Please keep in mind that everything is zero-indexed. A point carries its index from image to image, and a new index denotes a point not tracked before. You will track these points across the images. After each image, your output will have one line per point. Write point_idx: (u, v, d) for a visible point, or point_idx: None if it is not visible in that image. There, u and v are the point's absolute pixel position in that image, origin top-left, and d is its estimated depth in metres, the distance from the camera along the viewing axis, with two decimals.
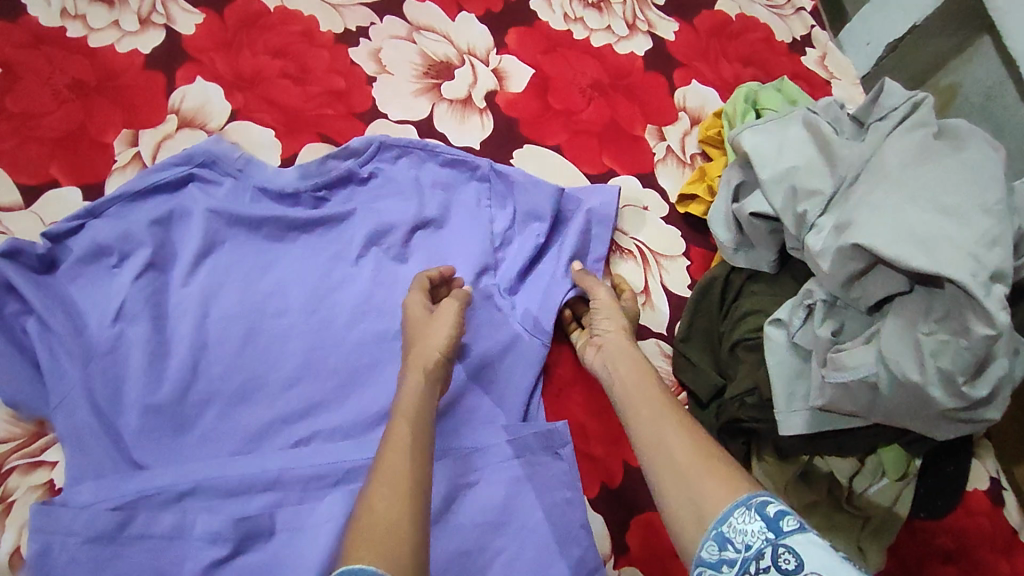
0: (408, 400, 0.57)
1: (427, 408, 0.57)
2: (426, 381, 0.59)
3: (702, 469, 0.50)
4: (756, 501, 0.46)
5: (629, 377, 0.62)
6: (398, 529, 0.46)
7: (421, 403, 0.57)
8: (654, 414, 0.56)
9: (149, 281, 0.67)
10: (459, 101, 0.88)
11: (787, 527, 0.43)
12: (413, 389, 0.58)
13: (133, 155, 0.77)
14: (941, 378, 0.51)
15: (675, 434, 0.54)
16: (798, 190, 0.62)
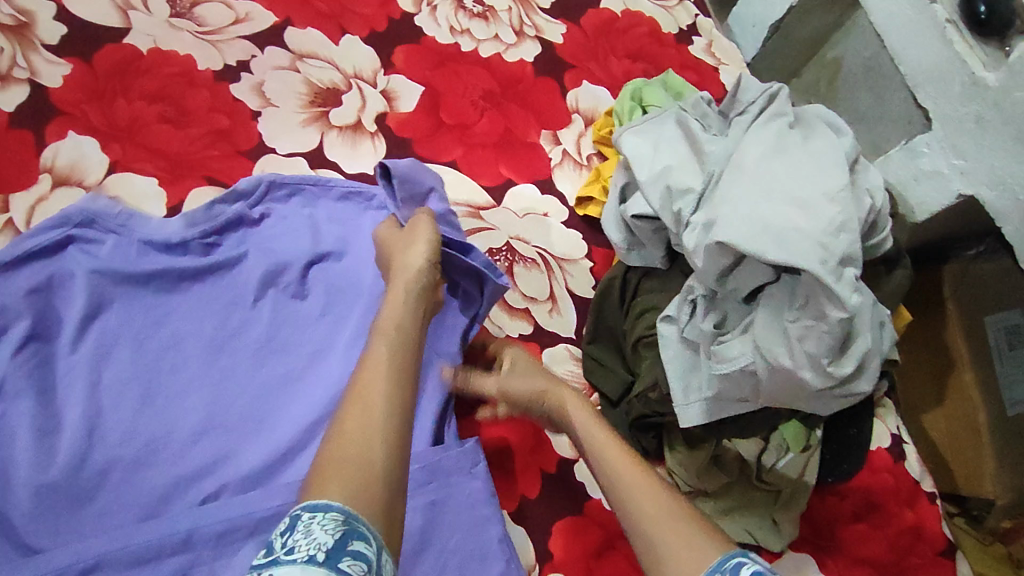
0: (389, 318, 0.58)
1: (408, 322, 0.57)
2: (409, 296, 0.60)
3: (680, 531, 0.47)
4: (733, 565, 0.44)
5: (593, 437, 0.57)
6: (369, 448, 0.45)
7: (401, 319, 0.58)
8: (623, 478, 0.52)
9: (29, 356, 0.66)
10: (348, 127, 0.87)
11: None
12: (398, 300, 0.60)
13: (4, 222, 0.74)
14: (809, 361, 0.53)
15: (645, 497, 0.50)
16: (672, 189, 0.63)
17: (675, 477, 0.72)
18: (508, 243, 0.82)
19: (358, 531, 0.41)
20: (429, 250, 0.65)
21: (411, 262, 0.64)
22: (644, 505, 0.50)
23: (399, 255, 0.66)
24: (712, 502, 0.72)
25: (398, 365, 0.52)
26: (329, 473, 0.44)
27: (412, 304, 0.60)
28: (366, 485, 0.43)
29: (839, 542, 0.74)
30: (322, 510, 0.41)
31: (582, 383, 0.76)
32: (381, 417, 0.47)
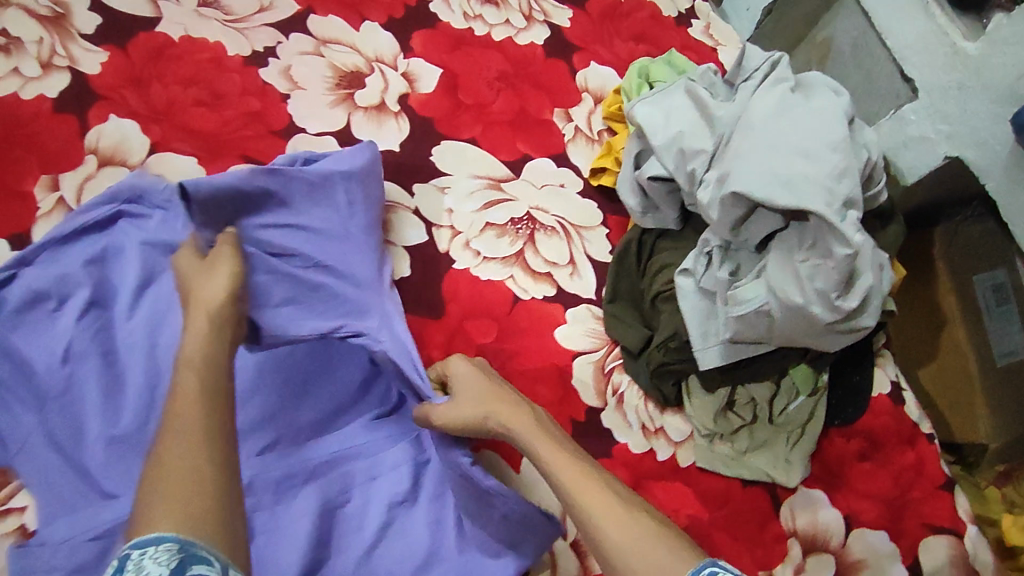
0: (192, 348, 0.54)
1: (217, 352, 0.54)
2: (211, 322, 0.57)
3: (644, 555, 0.47)
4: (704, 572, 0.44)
5: (551, 458, 0.56)
6: (200, 469, 0.43)
7: (208, 349, 0.54)
8: (585, 502, 0.51)
9: (91, 321, 0.72)
10: (373, 107, 0.91)
11: None
12: (198, 334, 0.56)
13: (56, 200, 0.79)
14: (818, 297, 0.59)
15: (612, 523, 0.49)
16: (686, 151, 0.69)
17: (694, 421, 0.78)
18: (528, 213, 0.87)
19: (197, 557, 0.39)
20: (228, 284, 0.62)
21: (213, 296, 0.60)
22: (608, 533, 0.49)
23: (196, 286, 0.62)
24: (729, 444, 0.78)
25: (215, 383, 0.50)
26: (157, 501, 0.41)
27: (217, 332, 0.57)
28: (192, 508, 0.41)
29: (846, 479, 0.80)
30: (153, 544, 0.39)
31: (602, 339, 0.81)
32: (198, 443, 0.45)
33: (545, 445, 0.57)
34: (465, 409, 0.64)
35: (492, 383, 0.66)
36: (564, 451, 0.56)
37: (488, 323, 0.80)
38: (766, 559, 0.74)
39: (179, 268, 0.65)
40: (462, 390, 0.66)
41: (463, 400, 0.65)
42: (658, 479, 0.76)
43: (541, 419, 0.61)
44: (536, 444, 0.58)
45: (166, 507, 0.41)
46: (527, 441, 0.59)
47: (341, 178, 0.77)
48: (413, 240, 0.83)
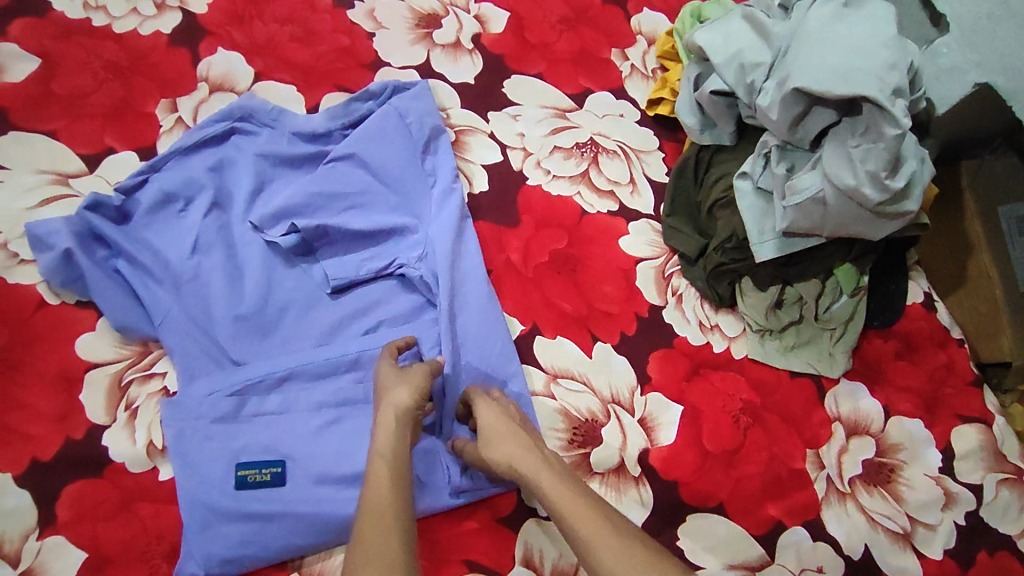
0: (383, 443, 0.64)
1: (401, 449, 0.65)
2: (398, 422, 0.66)
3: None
4: None
5: (553, 492, 0.61)
6: (394, 554, 0.54)
7: (396, 443, 0.65)
8: (585, 534, 0.57)
9: (214, 219, 0.81)
10: (449, 45, 1.00)
11: None
12: (387, 431, 0.66)
13: (175, 119, 0.90)
14: (869, 178, 0.67)
15: (607, 547, 0.55)
16: (745, 65, 0.78)
17: (746, 318, 0.86)
18: (592, 139, 0.96)
19: None
20: (419, 391, 0.69)
21: (402, 400, 0.68)
22: (604, 557, 0.54)
23: (388, 391, 0.69)
24: (779, 340, 0.86)
25: (397, 482, 0.61)
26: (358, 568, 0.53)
27: (403, 430, 0.67)
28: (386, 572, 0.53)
29: (883, 373, 0.88)
30: None
31: (662, 249, 0.90)
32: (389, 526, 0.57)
33: (551, 483, 0.62)
34: (483, 444, 0.69)
35: (511, 423, 0.70)
36: (565, 487, 0.62)
37: (560, 233, 0.89)
38: (812, 440, 0.82)
39: (379, 371, 0.73)
40: (485, 425, 0.70)
41: (486, 438, 0.69)
42: (714, 368, 0.84)
43: (543, 456, 0.66)
44: (540, 478, 0.63)
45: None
46: (530, 472, 0.64)
47: (375, 133, 0.87)
48: (491, 159, 0.93)
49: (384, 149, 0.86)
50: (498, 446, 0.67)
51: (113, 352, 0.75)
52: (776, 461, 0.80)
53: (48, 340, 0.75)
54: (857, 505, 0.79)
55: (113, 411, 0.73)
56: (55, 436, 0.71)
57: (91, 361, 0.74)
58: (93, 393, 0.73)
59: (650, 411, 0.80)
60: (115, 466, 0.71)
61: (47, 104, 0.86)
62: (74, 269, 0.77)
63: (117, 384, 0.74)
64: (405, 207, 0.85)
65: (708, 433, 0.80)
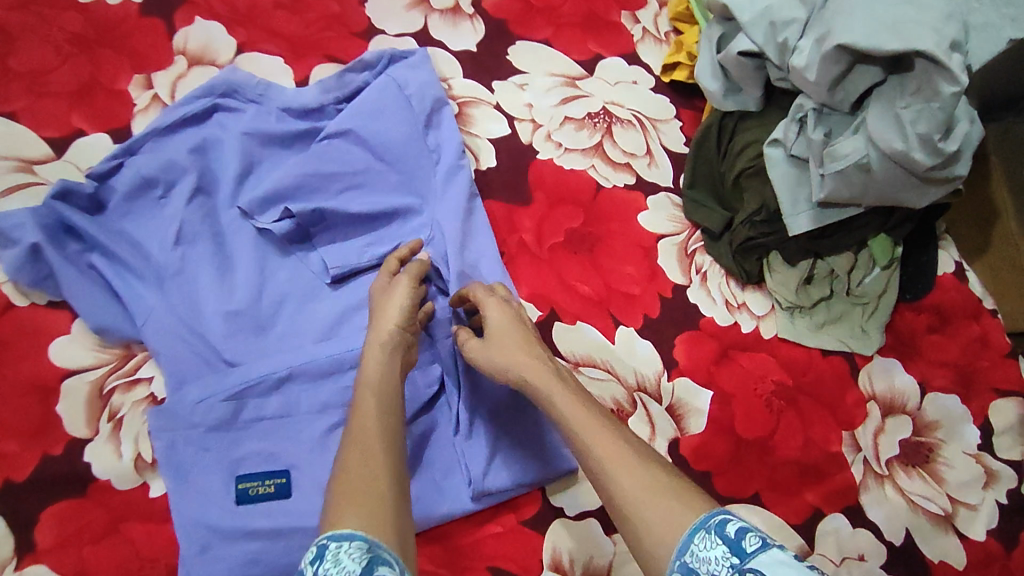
0: (370, 371, 0.60)
1: (391, 376, 0.60)
2: (384, 350, 0.61)
3: (655, 508, 0.49)
4: (716, 523, 0.46)
5: (568, 407, 0.57)
6: (381, 489, 0.50)
7: (385, 369, 0.60)
8: (601, 454, 0.53)
9: (199, 204, 0.74)
10: (448, 10, 0.93)
11: (750, 547, 0.44)
12: (374, 359, 0.61)
13: (151, 97, 0.82)
14: (920, 142, 0.63)
15: (626, 473, 0.52)
16: (776, 23, 0.72)
17: (775, 296, 0.82)
18: (604, 108, 0.91)
19: (380, 555, 0.45)
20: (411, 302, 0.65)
21: (384, 331, 0.63)
22: (624, 483, 0.51)
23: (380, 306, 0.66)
24: (810, 317, 0.82)
25: (388, 418, 0.57)
26: (343, 505, 0.48)
27: (393, 357, 0.62)
28: (378, 513, 0.48)
29: (918, 348, 0.83)
30: (347, 539, 0.45)
31: (683, 224, 0.85)
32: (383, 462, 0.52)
33: (564, 398, 0.58)
34: (489, 347, 0.64)
35: (522, 328, 0.65)
36: (580, 403, 0.57)
37: (575, 211, 0.83)
38: (847, 421, 0.78)
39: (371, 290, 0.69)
40: (492, 327, 0.65)
41: (494, 340, 0.64)
42: (743, 349, 0.79)
43: (556, 369, 0.61)
44: (552, 392, 0.59)
45: (356, 513, 0.47)
46: (541, 383, 0.60)
47: (372, 105, 0.79)
48: (498, 132, 0.87)
49: (383, 122, 0.79)
50: (506, 355, 0.62)
51: (92, 357, 0.69)
52: (812, 445, 0.76)
53: (20, 346, 0.68)
54: (896, 488, 0.76)
55: (95, 423, 0.67)
56: (30, 453, 0.64)
57: (67, 368, 0.68)
58: (71, 405, 0.67)
59: (678, 397, 0.76)
60: (100, 484, 0.65)
61: (7, 82, 0.78)
62: (43, 267, 0.69)
63: (98, 392, 0.68)
64: (407, 186, 0.79)
65: (740, 419, 0.76)
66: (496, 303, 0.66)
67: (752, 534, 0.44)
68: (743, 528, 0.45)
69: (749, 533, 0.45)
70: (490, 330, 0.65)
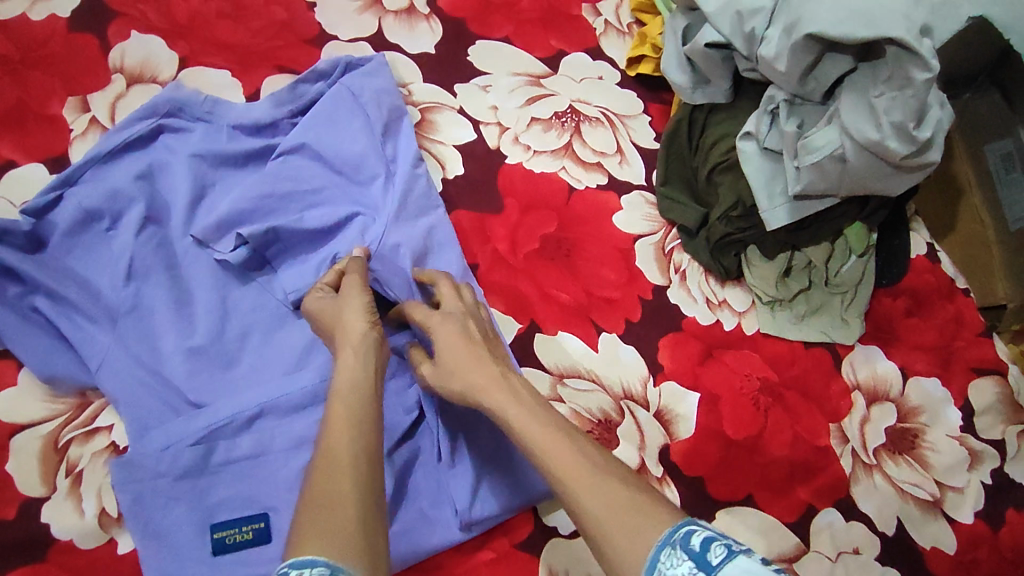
0: (343, 381, 0.55)
1: (363, 381, 0.55)
2: (358, 355, 0.57)
3: (622, 528, 0.46)
4: (680, 537, 0.44)
5: (523, 422, 0.53)
6: (349, 514, 0.46)
7: (355, 377, 0.55)
8: (562, 473, 0.50)
9: (150, 235, 0.70)
10: (402, 11, 0.89)
11: (715, 558, 0.41)
12: (346, 367, 0.56)
13: (89, 120, 0.76)
14: (894, 130, 0.61)
15: (589, 493, 0.48)
16: (742, 13, 0.69)
17: (756, 291, 0.80)
18: (571, 106, 0.88)
19: None
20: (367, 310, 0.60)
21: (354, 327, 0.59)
22: (588, 503, 0.48)
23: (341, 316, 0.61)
24: (790, 310, 0.81)
25: (357, 426, 0.52)
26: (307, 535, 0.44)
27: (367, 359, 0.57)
28: (345, 536, 0.44)
29: (897, 334, 0.83)
30: (308, 567, 0.42)
31: (659, 223, 0.83)
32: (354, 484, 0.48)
33: (518, 415, 0.54)
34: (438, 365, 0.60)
35: (468, 340, 0.60)
36: (536, 418, 0.53)
37: (548, 216, 0.80)
38: (833, 413, 0.77)
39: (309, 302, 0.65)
40: (437, 343, 0.60)
41: (444, 354, 0.60)
42: (727, 347, 0.78)
43: (508, 381, 0.57)
44: (505, 409, 0.55)
45: (320, 538, 0.44)
46: (492, 402, 0.55)
47: (327, 118, 0.75)
48: (462, 138, 0.83)
49: (339, 134, 0.75)
50: (457, 369, 0.58)
51: (44, 410, 0.64)
52: (800, 440, 0.76)
53: None
54: (884, 476, 0.76)
55: (52, 480, 0.62)
56: None
57: (17, 423, 0.63)
58: (24, 462, 0.62)
59: (665, 402, 0.74)
60: (61, 546, 0.60)
61: None
62: None
63: (53, 446, 0.63)
64: (367, 200, 0.74)
65: (729, 420, 0.75)
66: (441, 316, 0.62)
67: (717, 542, 0.42)
68: (708, 539, 0.43)
69: (714, 543, 0.42)
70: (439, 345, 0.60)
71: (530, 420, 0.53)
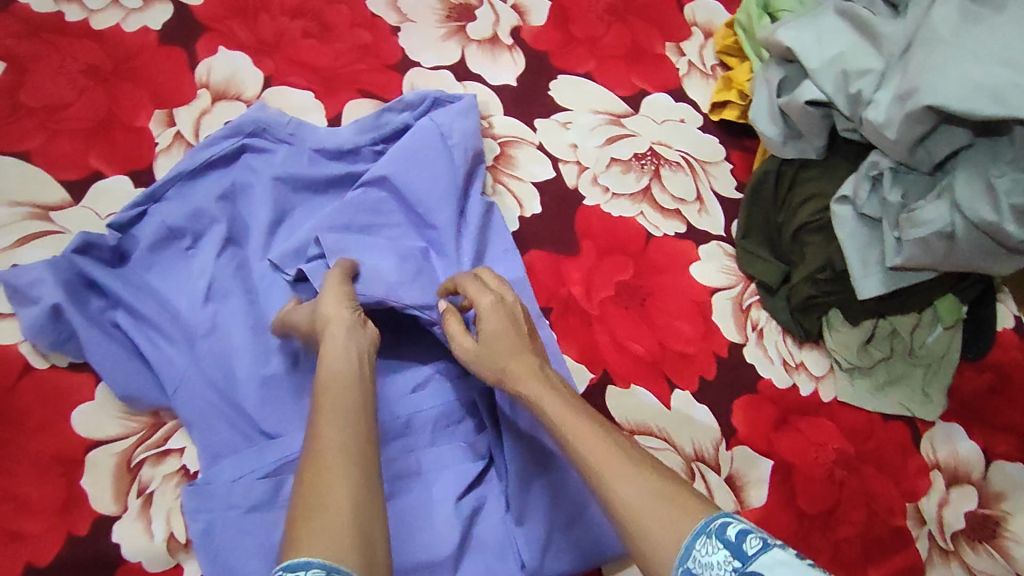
0: (332, 366, 0.54)
1: (354, 373, 0.54)
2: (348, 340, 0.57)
3: (654, 515, 0.44)
4: (717, 526, 0.42)
5: (555, 413, 0.52)
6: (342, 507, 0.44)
7: (349, 365, 0.55)
8: (593, 461, 0.48)
9: (230, 257, 0.69)
10: (486, 40, 0.88)
11: (752, 549, 0.39)
12: (335, 353, 0.56)
13: (174, 135, 0.76)
14: (1014, 213, 0.58)
15: (620, 479, 0.47)
16: (849, 72, 0.68)
17: (835, 356, 0.77)
18: (651, 148, 0.86)
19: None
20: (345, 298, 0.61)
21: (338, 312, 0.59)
22: (619, 492, 0.46)
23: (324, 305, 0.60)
24: (869, 378, 0.77)
25: (349, 413, 0.50)
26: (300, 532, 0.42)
27: (349, 353, 0.56)
28: (335, 530, 0.42)
29: (982, 413, 0.79)
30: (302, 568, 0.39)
31: (738, 277, 0.81)
32: (345, 481, 0.46)
33: (554, 407, 0.53)
34: (486, 351, 0.59)
35: (521, 333, 0.59)
36: (569, 411, 0.52)
37: (624, 264, 0.78)
38: (911, 492, 0.74)
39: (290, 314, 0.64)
40: (485, 328, 0.59)
41: (490, 339, 0.59)
42: (802, 413, 0.76)
43: (547, 377, 0.56)
44: (542, 401, 0.54)
45: (314, 539, 0.41)
46: (533, 394, 0.55)
47: (411, 149, 0.74)
48: (542, 175, 0.82)
49: (418, 167, 0.74)
50: (505, 351, 0.58)
51: (117, 427, 0.63)
52: (876, 518, 0.72)
53: (38, 416, 0.62)
54: (962, 565, 0.72)
55: (123, 499, 0.61)
56: (53, 534, 0.59)
57: (93, 439, 0.63)
58: (97, 479, 0.61)
59: (737, 467, 0.72)
60: (129, 568, 0.59)
61: (19, 118, 0.73)
62: (64, 328, 0.64)
63: (125, 465, 0.62)
64: (440, 241, 0.73)
65: (803, 491, 0.72)
66: (492, 298, 0.61)
67: (753, 535, 0.40)
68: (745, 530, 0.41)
69: (751, 534, 0.40)
70: (485, 328, 0.59)
71: (562, 407, 0.52)
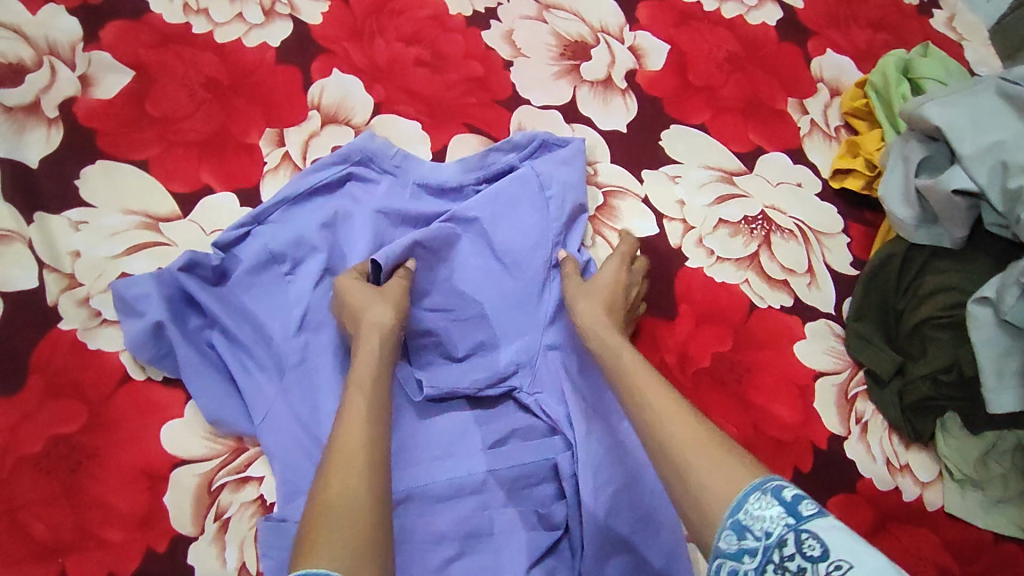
0: (362, 371, 0.56)
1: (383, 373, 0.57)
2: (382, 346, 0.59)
3: (704, 460, 0.44)
4: (772, 484, 0.41)
5: (628, 365, 0.56)
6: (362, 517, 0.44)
7: (377, 372, 0.56)
8: (652, 407, 0.50)
9: (326, 287, 0.69)
10: (600, 82, 0.85)
11: (807, 510, 0.38)
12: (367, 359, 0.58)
13: (281, 155, 0.77)
14: None
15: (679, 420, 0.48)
16: (1010, 166, 0.64)
17: (948, 463, 0.71)
18: (763, 212, 0.81)
19: None
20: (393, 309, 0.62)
21: (386, 320, 0.60)
22: (677, 431, 0.47)
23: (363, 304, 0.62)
24: (984, 491, 0.70)
25: (374, 424, 0.51)
26: (314, 528, 0.43)
27: (385, 354, 0.59)
28: (353, 547, 0.42)
29: None
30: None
31: (846, 362, 0.75)
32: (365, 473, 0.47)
33: (629, 357, 0.57)
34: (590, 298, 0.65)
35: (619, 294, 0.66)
36: (640, 365, 0.55)
37: (723, 334, 0.74)
38: None
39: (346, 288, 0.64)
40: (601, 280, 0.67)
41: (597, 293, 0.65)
42: (905, 520, 0.69)
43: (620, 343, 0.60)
44: (619, 354, 0.58)
45: (325, 548, 0.42)
46: (610, 348, 0.59)
47: (512, 194, 0.73)
48: (645, 229, 0.78)
49: (516, 217, 0.72)
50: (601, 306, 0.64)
51: (203, 448, 0.64)
52: None
53: (130, 425, 0.63)
54: None
55: (200, 522, 0.61)
56: (133, 547, 0.59)
57: (178, 457, 0.63)
58: (179, 498, 0.62)
59: None
60: None
61: (140, 127, 0.74)
62: (164, 344, 0.65)
63: (206, 487, 0.63)
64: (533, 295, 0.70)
65: None
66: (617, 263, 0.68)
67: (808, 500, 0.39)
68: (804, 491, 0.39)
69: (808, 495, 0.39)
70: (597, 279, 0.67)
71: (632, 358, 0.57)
